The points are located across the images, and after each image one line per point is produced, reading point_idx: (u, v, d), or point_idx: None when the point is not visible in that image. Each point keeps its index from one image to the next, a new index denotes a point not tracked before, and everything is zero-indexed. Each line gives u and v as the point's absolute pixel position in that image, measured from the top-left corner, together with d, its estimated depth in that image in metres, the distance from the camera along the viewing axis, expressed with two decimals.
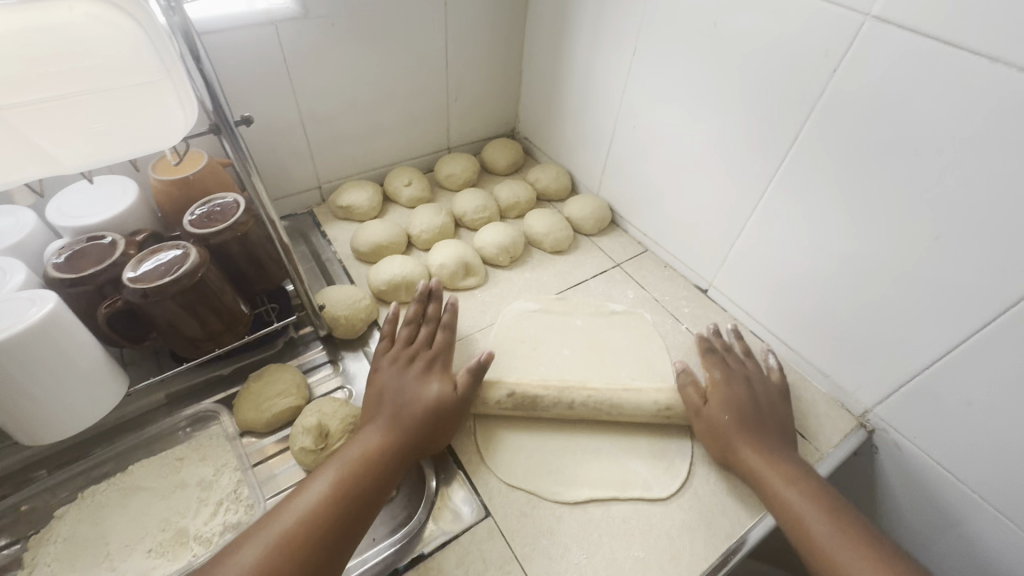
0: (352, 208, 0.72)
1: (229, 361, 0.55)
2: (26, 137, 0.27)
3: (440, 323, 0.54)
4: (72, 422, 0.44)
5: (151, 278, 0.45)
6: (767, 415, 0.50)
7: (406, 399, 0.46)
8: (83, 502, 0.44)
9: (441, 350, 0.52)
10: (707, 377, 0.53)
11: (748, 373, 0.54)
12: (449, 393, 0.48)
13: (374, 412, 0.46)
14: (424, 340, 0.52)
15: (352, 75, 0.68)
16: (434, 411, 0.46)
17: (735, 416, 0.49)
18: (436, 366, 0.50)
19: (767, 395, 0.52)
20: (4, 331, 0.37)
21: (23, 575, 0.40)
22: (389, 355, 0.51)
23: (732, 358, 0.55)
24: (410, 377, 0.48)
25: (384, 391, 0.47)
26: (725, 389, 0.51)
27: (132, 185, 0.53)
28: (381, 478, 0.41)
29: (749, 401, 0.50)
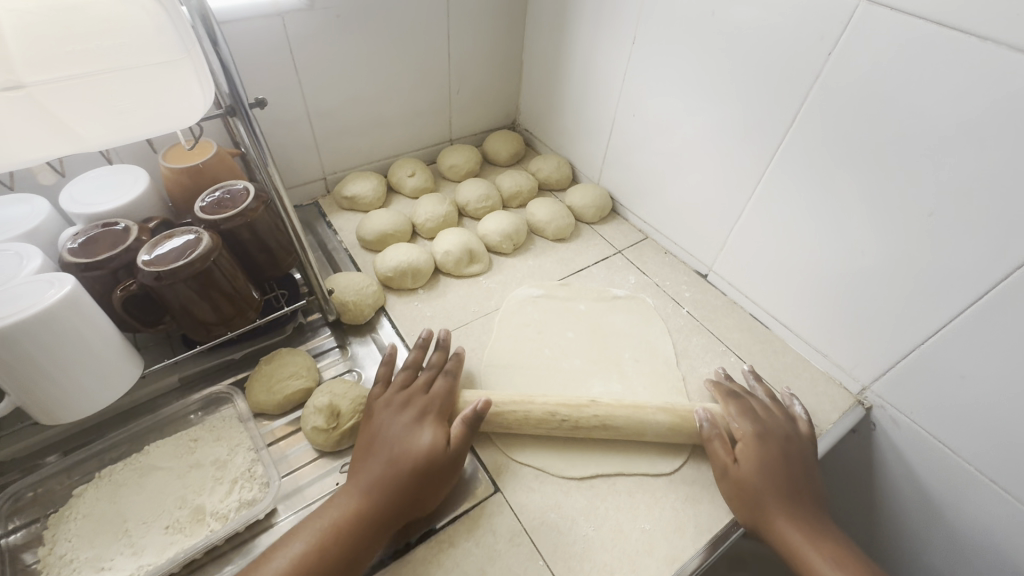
0: (357, 198, 0.73)
1: (240, 346, 0.56)
2: (54, 115, 0.28)
3: (442, 369, 0.51)
4: (88, 401, 0.44)
5: (165, 261, 0.46)
6: (802, 479, 0.45)
7: (388, 458, 0.42)
8: (101, 481, 0.45)
9: (438, 397, 0.48)
10: (737, 429, 0.48)
11: (782, 425, 0.48)
12: (438, 447, 0.43)
13: (356, 468, 0.43)
14: (421, 386, 0.49)
15: (356, 67, 0.69)
16: (418, 472, 0.42)
17: (762, 474, 0.44)
18: (429, 416, 0.46)
19: (801, 453, 0.47)
20: (20, 312, 0.38)
21: (44, 551, 0.41)
22: (381, 401, 0.47)
23: (760, 408, 0.50)
24: (398, 429, 0.44)
25: (375, 442, 0.44)
26: (760, 448, 0.46)
27: (143, 174, 0.54)
28: (351, 553, 0.38)
29: (782, 461, 0.45)
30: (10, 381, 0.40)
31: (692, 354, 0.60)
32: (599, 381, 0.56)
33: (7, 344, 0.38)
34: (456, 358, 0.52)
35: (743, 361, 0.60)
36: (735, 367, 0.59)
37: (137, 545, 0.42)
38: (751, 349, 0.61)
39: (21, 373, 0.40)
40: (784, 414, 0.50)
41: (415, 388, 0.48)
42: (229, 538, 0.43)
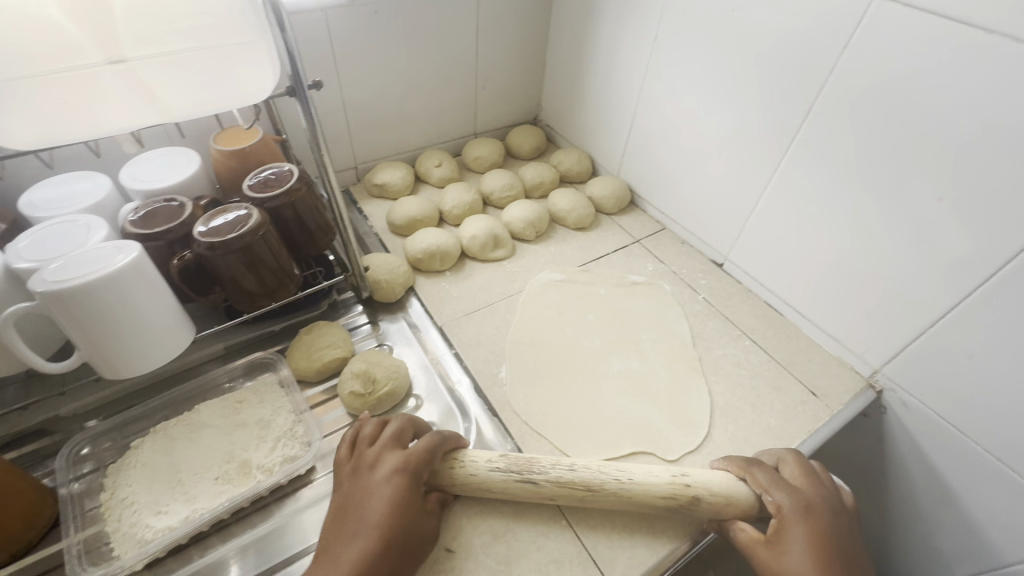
0: (387, 186, 0.77)
1: (279, 319, 0.60)
2: (148, 88, 0.32)
3: (413, 420, 0.45)
4: (148, 360, 0.48)
5: (220, 233, 0.49)
6: (852, 564, 0.39)
7: (358, 534, 0.37)
8: (157, 435, 0.49)
9: (416, 451, 0.42)
10: (772, 503, 0.41)
11: (824, 495, 0.42)
12: (411, 526, 0.39)
13: (325, 544, 0.37)
14: (397, 439, 0.43)
15: (389, 62, 0.73)
16: (394, 548, 0.37)
17: (799, 560, 0.38)
18: (405, 476, 0.40)
19: (848, 534, 0.40)
20: (89, 275, 0.42)
21: (106, 496, 0.45)
22: (352, 461, 0.42)
23: (792, 475, 0.44)
24: (371, 495, 0.39)
25: (352, 515, 0.38)
26: (803, 522, 0.40)
27: (195, 156, 0.58)
28: None
29: (823, 543, 0.39)
30: (80, 337, 0.44)
31: (708, 336, 0.62)
32: (619, 359, 0.59)
33: (79, 301, 0.42)
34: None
35: (758, 345, 0.62)
36: (749, 350, 0.61)
37: (190, 493, 0.45)
38: (766, 334, 0.63)
39: (92, 331, 0.44)
40: (824, 483, 0.43)
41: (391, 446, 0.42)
42: (274, 489, 0.47)
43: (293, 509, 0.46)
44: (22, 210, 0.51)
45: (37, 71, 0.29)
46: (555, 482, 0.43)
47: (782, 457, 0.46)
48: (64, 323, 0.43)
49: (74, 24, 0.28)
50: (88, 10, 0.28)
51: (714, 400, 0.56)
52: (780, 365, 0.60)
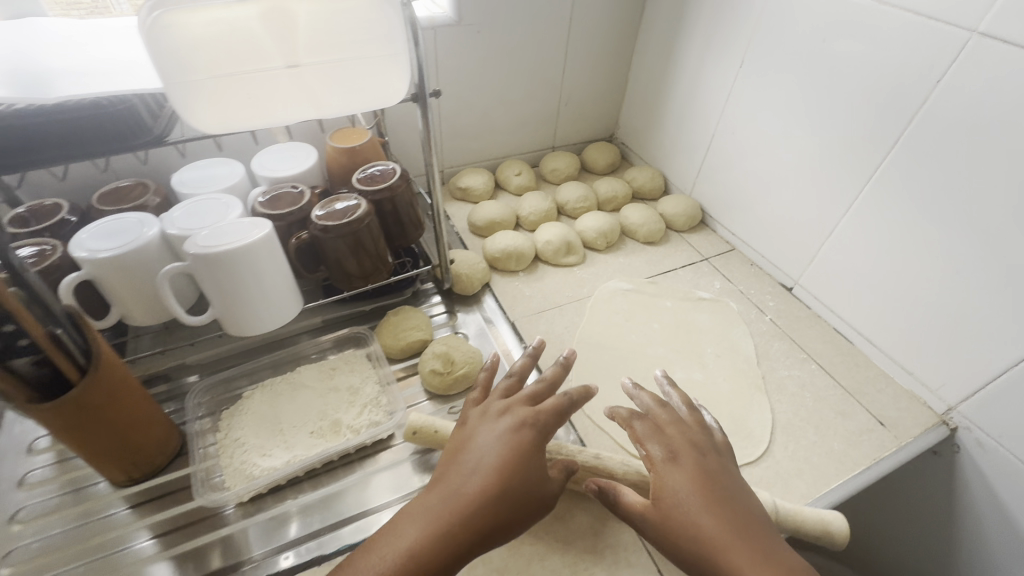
0: (469, 189, 0.83)
1: (370, 300, 0.66)
2: (310, 89, 0.39)
3: (550, 383, 0.44)
4: (264, 323, 0.55)
5: (333, 218, 0.56)
6: (729, 498, 0.36)
7: (477, 471, 0.36)
8: (264, 389, 0.56)
9: (545, 411, 0.41)
10: (646, 457, 0.38)
11: (695, 436, 0.40)
12: (532, 479, 0.37)
13: (442, 473, 0.37)
14: (527, 397, 0.42)
15: (484, 76, 0.79)
16: (511, 494, 0.36)
17: (676, 513, 0.35)
18: (529, 428, 0.39)
19: (722, 470, 0.38)
20: (230, 244, 0.49)
21: (221, 435, 0.52)
22: (482, 407, 0.42)
23: (661, 421, 0.41)
24: (494, 436, 0.38)
25: (471, 452, 0.38)
26: (673, 469, 0.37)
27: (313, 151, 0.66)
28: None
29: (698, 485, 0.36)
30: (216, 296, 0.52)
31: (773, 356, 0.63)
32: (682, 369, 0.61)
33: (220, 265, 0.49)
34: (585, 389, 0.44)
35: (824, 370, 0.62)
36: (815, 374, 0.62)
37: (290, 441, 0.51)
38: (834, 360, 0.63)
39: (226, 292, 0.51)
40: (694, 423, 0.41)
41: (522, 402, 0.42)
42: (359, 448, 0.52)
43: (373, 469, 0.52)
44: (174, 186, 0.60)
45: (232, 72, 0.36)
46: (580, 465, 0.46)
47: (650, 404, 0.42)
48: (205, 282, 0.51)
49: (265, 36, 0.35)
50: (278, 25, 0.35)
51: (776, 418, 0.56)
52: (846, 392, 0.60)
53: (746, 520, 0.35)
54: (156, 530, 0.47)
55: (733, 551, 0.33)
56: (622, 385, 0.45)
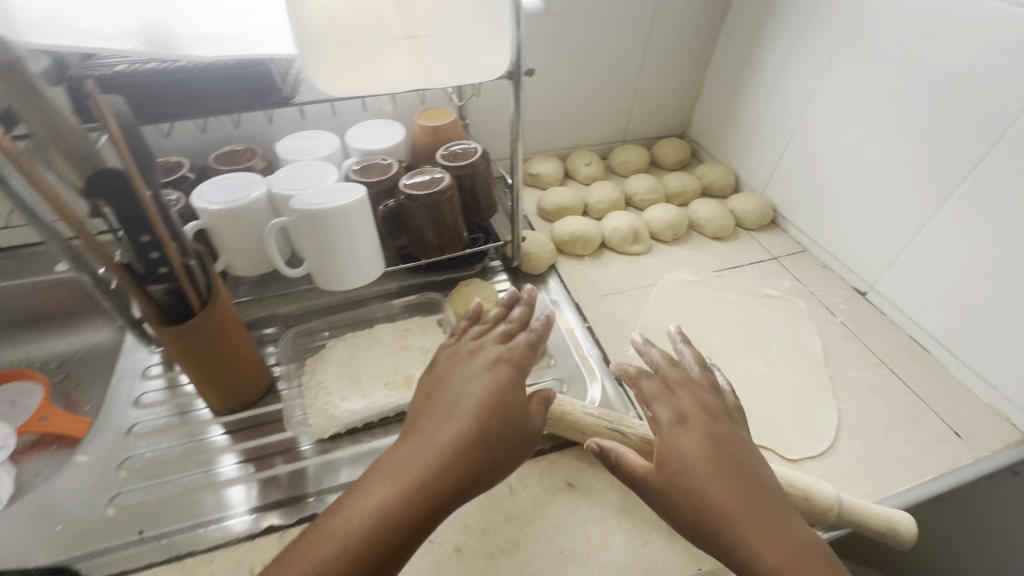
0: (540, 176, 0.85)
1: (442, 271, 0.69)
2: (422, 60, 0.43)
3: (517, 322, 0.46)
4: (349, 281, 0.59)
5: (419, 188, 0.60)
6: (739, 463, 0.36)
7: (456, 415, 0.37)
8: (345, 342, 0.60)
9: (516, 349, 0.43)
10: (653, 419, 0.39)
11: (708, 401, 0.39)
12: (514, 417, 0.38)
13: (412, 426, 0.38)
14: (499, 336, 0.44)
15: (564, 66, 0.82)
16: (483, 438, 0.36)
17: (682, 476, 0.35)
18: (500, 368, 0.41)
19: (734, 436, 0.38)
20: (329, 204, 0.53)
21: (306, 378, 0.57)
22: (454, 350, 0.44)
23: (670, 380, 0.41)
24: (471, 378, 0.39)
25: (448, 392, 0.39)
26: (683, 432, 0.37)
27: (401, 128, 0.70)
28: (421, 521, 0.33)
29: (707, 452, 0.36)
30: (311, 251, 0.56)
31: (842, 358, 0.62)
32: (745, 361, 0.60)
33: (318, 222, 0.54)
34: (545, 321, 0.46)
35: (896, 376, 0.60)
36: (886, 379, 0.60)
37: (367, 390, 0.55)
38: (909, 368, 0.61)
39: (321, 248, 0.56)
40: (707, 387, 0.41)
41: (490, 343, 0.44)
42: None
43: None
44: (278, 152, 0.66)
45: (357, 40, 0.40)
46: (641, 437, 0.46)
47: (658, 361, 0.43)
48: (303, 238, 0.56)
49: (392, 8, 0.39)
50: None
51: (842, 418, 0.55)
52: (920, 400, 0.57)
53: (758, 486, 0.35)
54: (244, 456, 0.52)
55: (746, 518, 0.33)
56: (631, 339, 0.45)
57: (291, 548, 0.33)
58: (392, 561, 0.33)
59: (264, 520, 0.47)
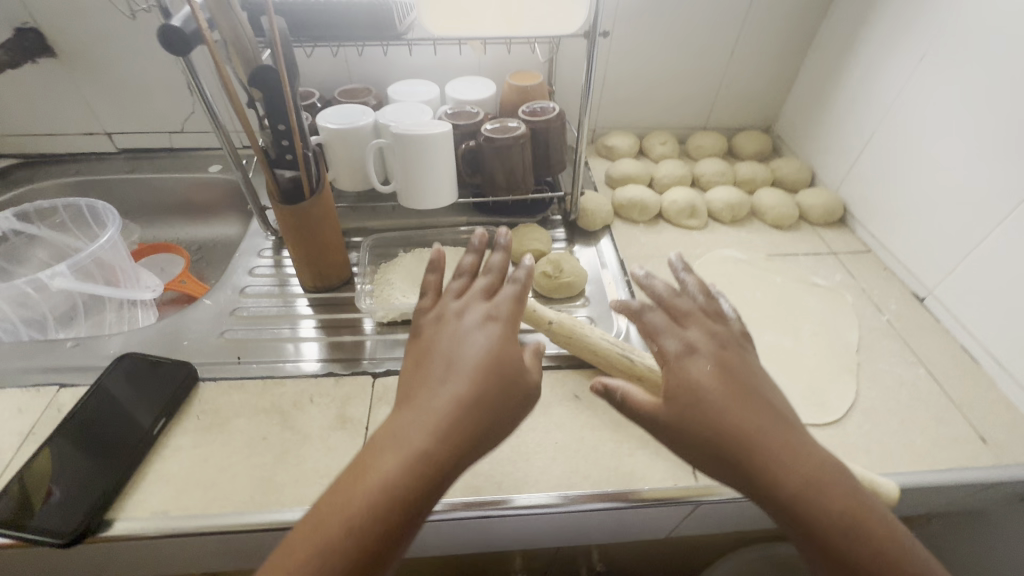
0: (614, 148, 0.91)
1: (506, 214, 0.78)
2: (510, 10, 0.51)
3: (501, 272, 0.46)
4: (426, 203, 0.70)
5: (497, 133, 0.69)
6: (745, 384, 0.39)
7: (456, 379, 0.37)
8: (413, 255, 0.71)
9: (504, 304, 0.42)
10: (660, 349, 0.42)
11: (714, 329, 0.43)
12: (513, 379, 0.38)
13: (407, 395, 0.37)
14: (483, 288, 0.44)
15: (653, 46, 0.86)
16: (482, 401, 0.36)
17: (695, 404, 0.38)
18: (491, 325, 0.40)
19: (742, 360, 0.41)
20: (420, 132, 0.64)
21: (378, 276, 0.68)
22: (437, 309, 0.43)
23: (675, 310, 0.44)
24: (466, 339, 0.39)
25: (440, 350, 0.39)
26: (690, 362, 0.40)
27: (493, 85, 0.79)
28: (430, 494, 0.33)
29: (718, 380, 0.39)
30: (400, 172, 0.67)
31: (876, 351, 0.62)
32: (772, 334, 0.63)
33: (409, 146, 0.65)
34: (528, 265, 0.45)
35: (932, 377, 0.59)
36: (920, 378, 0.59)
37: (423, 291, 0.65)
38: (948, 372, 0.59)
39: (408, 170, 0.67)
40: (706, 318, 0.44)
41: (475, 304, 0.42)
42: None
43: None
44: (388, 93, 0.78)
45: None
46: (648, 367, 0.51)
47: (659, 294, 0.46)
48: (396, 159, 0.67)
49: None
50: None
51: (858, 400, 0.56)
52: (951, 402, 0.56)
53: (772, 413, 0.38)
54: (320, 322, 0.64)
55: (767, 451, 0.36)
56: (632, 273, 0.48)
57: (292, 534, 0.31)
58: (404, 538, 0.32)
59: (325, 368, 0.58)
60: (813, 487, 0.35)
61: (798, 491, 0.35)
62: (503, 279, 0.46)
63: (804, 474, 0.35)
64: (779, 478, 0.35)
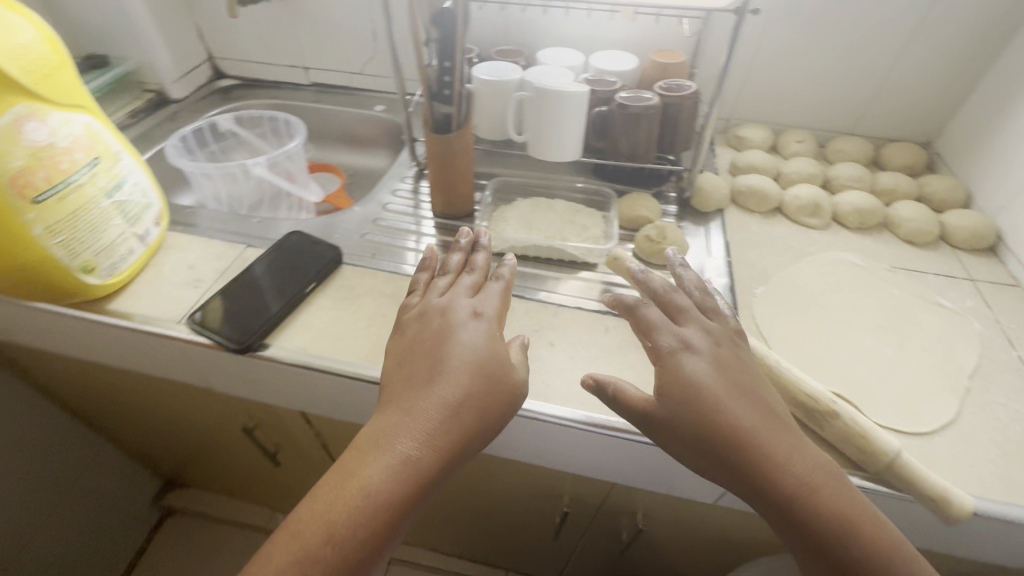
0: (745, 139, 0.90)
1: (622, 180, 0.82)
2: None
3: (484, 271, 0.56)
4: (552, 155, 0.77)
5: (630, 102, 0.73)
6: (739, 383, 0.43)
7: (440, 385, 0.43)
8: (530, 200, 0.78)
9: (488, 303, 0.51)
10: (654, 345, 0.45)
11: (704, 325, 0.47)
12: (493, 386, 0.44)
13: (397, 396, 0.44)
14: (468, 287, 0.54)
15: (809, 39, 0.83)
16: (463, 396, 0.43)
17: (688, 406, 0.41)
18: (477, 331, 0.48)
19: (736, 360, 0.44)
20: (561, 90, 0.70)
21: (496, 212, 0.76)
22: (423, 311, 0.52)
23: (669, 306, 0.48)
24: (453, 345, 0.46)
25: (430, 350, 0.47)
26: (686, 359, 0.43)
27: (635, 59, 0.83)
28: (417, 487, 0.39)
29: (717, 380, 0.42)
30: (535, 124, 0.75)
31: (994, 381, 0.57)
32: (872, 340, 0.61)
33: (548, 102, 0.72)
34: (510, 264, 0.56)
35: None
36: None
37: (533, 230, 0.72)
38: None
39: (543, 123, 0.74)
40: (698, 317, 0.47)
41: (454, 302, 0.51)
42: (571, 258, 0.70)
43: (572, 275, 0.69)
44: (538, 56, 0.85)
45: None
46: None
47: (657, 287, 0.50)
48: (534, 112, 0.74)
49: None
50: None
51: (957, 421, 0.53)
52: None
53: (764, 413, 0.41)
54: (442, 241, 0.74)
55: (762, 453, 0.39)
56: (629, 268, 0.52)
57: (295, 518, 0.38)
58: (397, 526, 0.38)
59: None
60: (806, 487, 0.38)
61: (792, 487, 0.38)
62: (485, 278, 0.56)
63: (798, 472, 0.39)
64: (774, 477, 0.38)
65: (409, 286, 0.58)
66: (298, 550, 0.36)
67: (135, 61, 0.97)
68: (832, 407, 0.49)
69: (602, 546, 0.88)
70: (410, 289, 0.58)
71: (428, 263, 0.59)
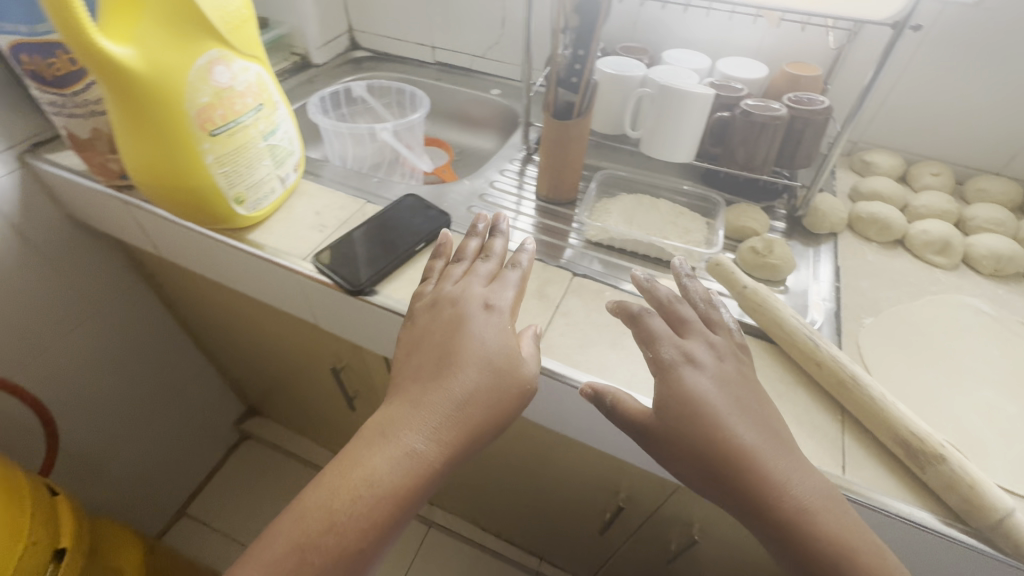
0: (872, 165, 0.85)
1: (732, 189, 0.80)
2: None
3: (496, 258, 0.55)
4: (663, 154, 0.77)
5: (756, 110, 0.71)
6: (740, 401, 0.40)
7: (451, 375, 0.41)
8: (634, 196, 0.78)
9: (504, 294, 0.49)
10: (652, 356, 0.43)
11: (705, 340, 0.44)
12: (505, 381, 0.41)
13: (408, 384, 0.42)
14: (483, 275, 0.52)
15: (966, 66, 0.77)
16: (476, 387, 0.40)
17: (682, 422, 0.39)
18: (492, 321, 0.45)
19: (740, 379, 0.42)
20: (686, 90, 0.70)
21: (599, 203, 0.77)
22: (436, 297, 0.49)
23: (673, 317, 0.46)
24: (466, 334, 0.43)
25: (442, 336, 0.44)
26: (681, 373, 0.41)
27: (766, 68, 0.81)
28: (421, 482, 0.37)
29: (715, 397, 0.40)
30: (653, 122, 0.75)
31: None
32: (993, 393, 0.56)
33: (670, 100, 0.72)
34: (527, 250, 0.54)
35: None
36: None
37: (635, 225, 0.73)
38: None
39: (661, 121, 0.74)
40: (700, 333, 0.44)
41: (467, 291, 0.49)
42: (670, 258, 0.70)
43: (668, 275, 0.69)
44: (663, 55, 0.85)
45: None
46: (833, 358, 0.53)
47: (662, 297, 0.48)
48: (653, 110, 0.74)
49: None
50: None
51: None
52: None
53: (767, 433, 0.39)
54: (543, 223, 0.76)
55: (756, 475, 0.37)
56: (634, 276, 0.50)
57: (293, 506, 0.36)
58: (398, 522, 0.36)
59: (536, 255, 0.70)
60: (804, 518, 0.36)
61: (793, 517, 0.36)
62: (499, 265, 0.54)
63: (799, 499, 0.36)
64: (768, 503, 0.36)
65: (423, 274, 0.56)
66: (292, 541, 0.34)
67: (288, 26, 1.07)
68: (940, 451, 0.46)
69: (647, 552, 0.87)
70: (426, 275, 0.56)
71: (443, 251, 0.58)
